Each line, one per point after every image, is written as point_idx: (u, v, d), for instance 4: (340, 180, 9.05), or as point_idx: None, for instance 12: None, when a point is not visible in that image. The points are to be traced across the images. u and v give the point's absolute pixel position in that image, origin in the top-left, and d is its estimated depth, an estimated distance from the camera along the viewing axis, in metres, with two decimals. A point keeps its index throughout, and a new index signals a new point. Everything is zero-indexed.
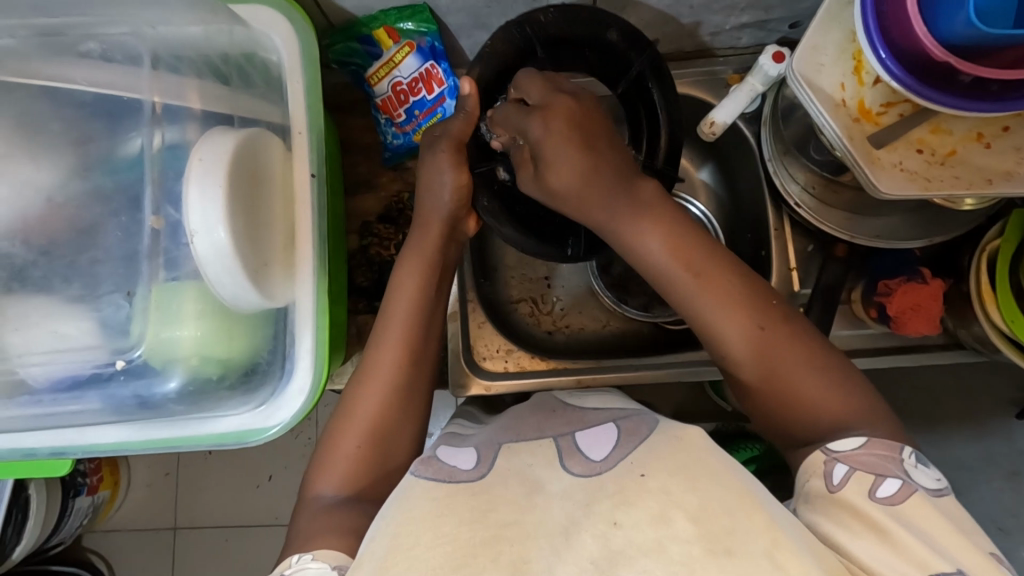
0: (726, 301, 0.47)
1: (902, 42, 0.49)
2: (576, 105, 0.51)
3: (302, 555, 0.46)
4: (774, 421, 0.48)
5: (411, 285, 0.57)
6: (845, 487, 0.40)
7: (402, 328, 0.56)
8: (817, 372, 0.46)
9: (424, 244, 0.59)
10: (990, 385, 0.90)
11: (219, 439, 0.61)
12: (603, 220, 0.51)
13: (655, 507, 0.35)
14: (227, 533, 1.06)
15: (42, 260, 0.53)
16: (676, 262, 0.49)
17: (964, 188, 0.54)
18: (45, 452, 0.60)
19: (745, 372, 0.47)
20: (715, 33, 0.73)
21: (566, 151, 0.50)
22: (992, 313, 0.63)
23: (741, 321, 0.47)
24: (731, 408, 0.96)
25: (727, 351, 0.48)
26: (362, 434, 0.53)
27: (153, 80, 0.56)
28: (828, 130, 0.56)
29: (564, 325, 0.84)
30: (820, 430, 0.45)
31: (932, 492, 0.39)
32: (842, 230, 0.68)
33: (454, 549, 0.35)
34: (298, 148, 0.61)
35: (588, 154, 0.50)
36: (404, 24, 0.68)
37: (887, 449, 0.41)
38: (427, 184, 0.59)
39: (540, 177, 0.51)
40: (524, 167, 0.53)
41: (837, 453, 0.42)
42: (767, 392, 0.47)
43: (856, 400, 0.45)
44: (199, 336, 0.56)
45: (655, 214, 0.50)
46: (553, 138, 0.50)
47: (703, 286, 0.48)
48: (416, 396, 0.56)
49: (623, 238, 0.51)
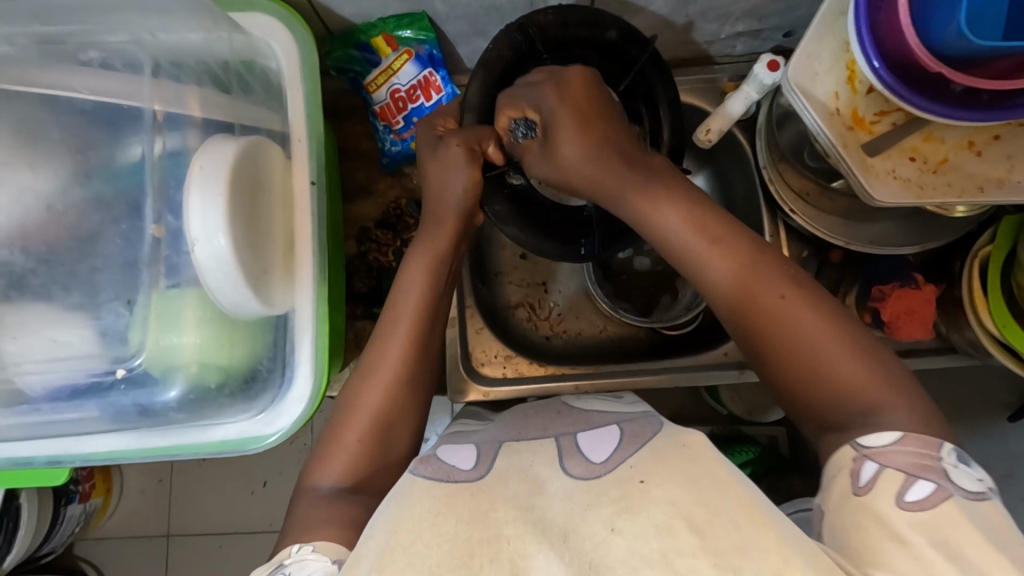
0: (744, 273, 0.48)
1: (895, 51, 0.50)
2: (586, 76, 0.55)
3: (302, 546, 0.45)
4: (800, 402, 0.46)
5: (418, 282, 0.57)
6: (870, 488, 0.39)
7: (409, 320, 0.56)
8: (840, 349, 0.45)
9: (436, 238, 0.59)
10: (982, 389, 0.91)
11: (218, 447, 0.60)
12: (617, 192, 0.53)
13: (659, 516, 0.35)
14: (220, 540, 1.05)
15: (42, 268, 0.53)
16: (694, 232, 0.50)
17: (955, 197, 0.56)
18: (41, 461, 0.60)
19: (767, 349, 0.47)
20: (711, 41, 0.74)
21: (572, 126, 0.53)
22: (985, 319, 0.64)
23: (760, 287, 0.47)
24: (726, 412, 0.97)
25: (724, 302, 0.49)
26: (363, 426, 0.53)
27: (155, 88, 0.56)
28: (822, 138, 0.57)
29: (562, 329, 0.85)
30: (857, 416, 0.43)
31: (969, 496, 0.37)
32: (837, 235, 0.69)
33: (452, 547, 0.35)
34: (299, 155, 0.62)
35: (597, 130, 0.53)
36: (403, 33, 0.68)
37: (924, 446, 0.40)
38: (439, 177, 0.59)
39: (552, 150, 0.54)
40: (531, 153, 0.56)
41: (868, 450, 0.41)
42: (789, 370, 0.46)
43: (883, 379, 0.44)
44: (200, 343, 0.56)
45: (668, 189, 0.52)
46: (563, 111, 0.54)
47: (717, 255, 0.49)
48: (420, 390, 0.56)
49: (638, 208, 0.52)
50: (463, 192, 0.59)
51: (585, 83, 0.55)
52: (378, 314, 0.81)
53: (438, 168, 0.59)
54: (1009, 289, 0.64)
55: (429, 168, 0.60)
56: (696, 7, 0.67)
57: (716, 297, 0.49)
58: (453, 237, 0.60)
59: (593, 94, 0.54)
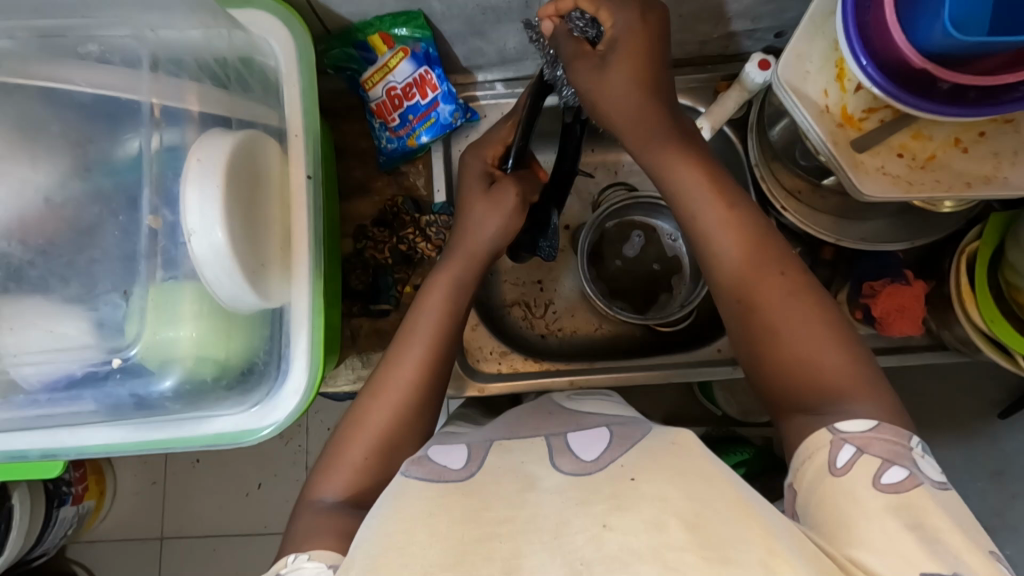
0: (745, 238, 0.51)
1: (882, 50, 0.51)
2: (661, 16, 0.55)
3: (299, 555, 0.47)
4: (778, 381, 0.49)
5: (437, 305, 0.59)
6: (849, 470, 0.41)
7: (424, 343, 0.57)
8: (818, 337, 0.48)
9: (459, 268, 0.62)
10: (973, 387, 0.92)
11: (214, 440, 0.61)
12: (643, 144, 0.55)
13: (649, 513, 0.36)
14: (214, 543, 1.05)
15: (40, 260, 0.53)
16: (709, 191, 0.53)
17: (943, 192, 0.56)
18: (37, 453, 0.60)
19: (741, 297, 0.51)
20: (703, 42, 0.75)
21: (632, 52, 0.54)
22: (972, 312, 0.65)
23: (759, 255, 0.51)
24: (720, 413, 0.97)
25: (716, 251, 0.52)
26: (370, 443, 0.54)
27: (153, 81, 0.56)
28: (812, 135, 0.58)
29: (558, 328, 0.85)
30: (828, 403, 0.46)
31: (936, 485, 0.40)
32: (829, 232, 0.69)
33: (449, 544, 0.36)
34: (295, 150, 0.63)
35: (658, 70, 0.55)
36: (398, 30, 0.69)
37: (895, 435, 0.42)
38: (477, 218, 0.62)
39: (608, 68, 0.54)
40: (586, 60, 0.55)
41: (845, 434, 0.43)
42: (772, 347, 0.49)
43: (859, 374, 0.47)
44: (197, 337, 0.57)
45: (691, 147, 0.55)
46: (633, 37, 0.53)
47: (720, 220, 0.52)
48: (428, 414, 0.56)
49: (655, 163, 0.55)
50: (495, 235, 0.62)
51: (660, 17, 0.55)
52: (375, 311, 0.82)
53: (485, 206, 0.62)
54: (997, 284, 0.65)
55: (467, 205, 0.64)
56: (689, 8, 0.68)
57: (712, 258, 0.52)
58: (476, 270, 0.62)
59: (644, 16, 0.54)
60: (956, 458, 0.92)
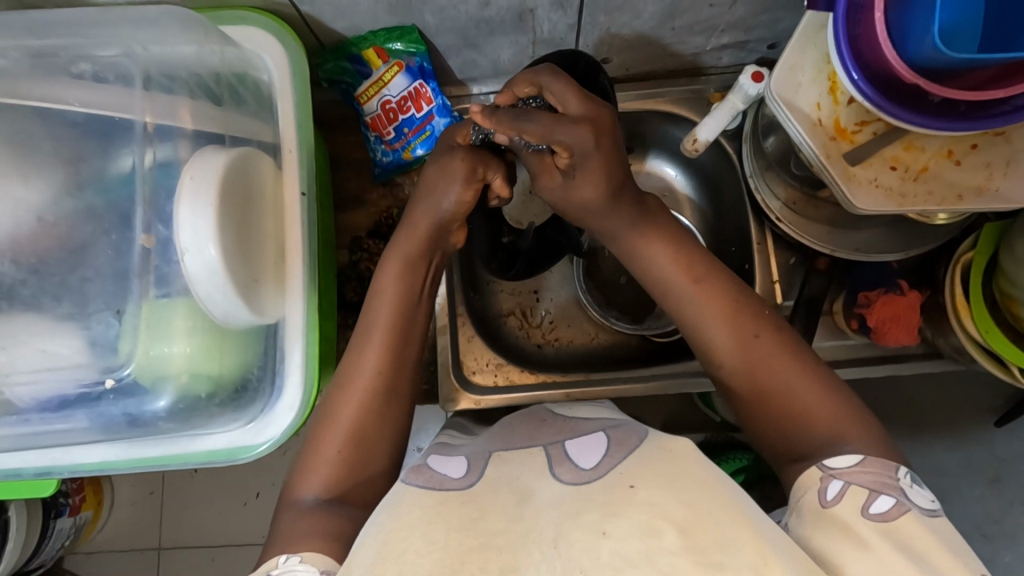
0: (726, 307, 0.52)
1: (874, 63, 0.51)
2: (598, 138, 0.50)
3: (289, 556, 0.46)
4: (777, 436, 0.49)
5: (392, 290, 0.58)
6: (837, 501, 0.41)
7: (383, 329, 0.57)
8: (811, 389, 0.48)
9: (409, 242, 0.60)
10: (970, 393, 0.92)
11: (208, 457, 0.62)
12: (617, 229, 0.56)
13: (642, 516, 0.36)
14: (212, 553, 1.05)
15: (31, 278, 0.53)
16: (684, 276, 0.54)
17: (936, 205, 0.57)
18: (31, 472, 0.60)
19: (736, 369, 0.51)
20: (697, 53, 0.75)
21: (596, 169, 0.51)
22: (968, 324, 0.65)
23: (743, 326, 0.51)
24: (719, 420, 0.97)
25: (701, 327, 0.52)
26: (342, 438, 0.54)
27: (145, 99, 0.56)
28: (805, 148, 0.58)
29: (554, 338, 0.85)
30: (825, 446, 0.46)
31: (926, 512, 0.40)
32: (822, 242, 0.70)
33: (444, 557, 0.35)
34: (289, 165, 0.64)
35: (615, 173, 0.52)
36: (393, 46, 0.69)
37: (882, 467, 0.43)
38: (431, 185, 0.60)
39: (569, 185, 0.53)
40: (547, 174, 0.55)
41: (833, 470, 0.43)
42: (763, 405, 0.49)
43: (852, 415, 0.47)
44: (190, 353, 0.57)
45: (661, 230, 0.56)
46: (591, 160, 0.51)
47: (703, 297, 0.53)
48: (398, 404, 0.57)
49: (631, 248, 0.56)
50: (452, 207, 0.60)
51: (610, 118, 0.51)
52: None
53: (436, 176, 0.60)
54: (992, 295, 0.65)
55: (425, 173, 0.62)
56: (683, 19, 0.68)
57: (700, 336, 0.53)
58: (426, 239, 0.60)
59: (602, 141, 0.50)
60: (953, 465, 0.92)
